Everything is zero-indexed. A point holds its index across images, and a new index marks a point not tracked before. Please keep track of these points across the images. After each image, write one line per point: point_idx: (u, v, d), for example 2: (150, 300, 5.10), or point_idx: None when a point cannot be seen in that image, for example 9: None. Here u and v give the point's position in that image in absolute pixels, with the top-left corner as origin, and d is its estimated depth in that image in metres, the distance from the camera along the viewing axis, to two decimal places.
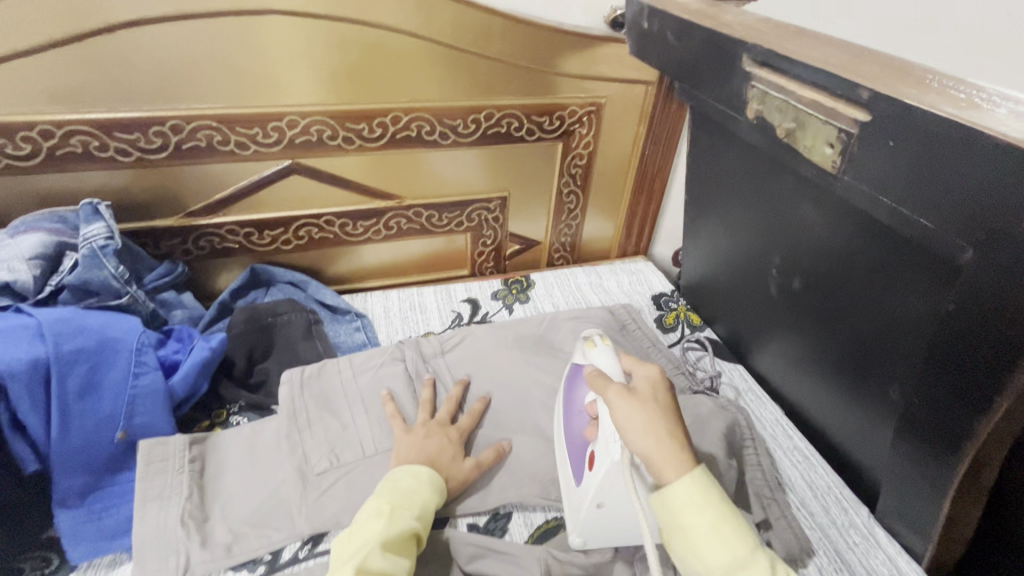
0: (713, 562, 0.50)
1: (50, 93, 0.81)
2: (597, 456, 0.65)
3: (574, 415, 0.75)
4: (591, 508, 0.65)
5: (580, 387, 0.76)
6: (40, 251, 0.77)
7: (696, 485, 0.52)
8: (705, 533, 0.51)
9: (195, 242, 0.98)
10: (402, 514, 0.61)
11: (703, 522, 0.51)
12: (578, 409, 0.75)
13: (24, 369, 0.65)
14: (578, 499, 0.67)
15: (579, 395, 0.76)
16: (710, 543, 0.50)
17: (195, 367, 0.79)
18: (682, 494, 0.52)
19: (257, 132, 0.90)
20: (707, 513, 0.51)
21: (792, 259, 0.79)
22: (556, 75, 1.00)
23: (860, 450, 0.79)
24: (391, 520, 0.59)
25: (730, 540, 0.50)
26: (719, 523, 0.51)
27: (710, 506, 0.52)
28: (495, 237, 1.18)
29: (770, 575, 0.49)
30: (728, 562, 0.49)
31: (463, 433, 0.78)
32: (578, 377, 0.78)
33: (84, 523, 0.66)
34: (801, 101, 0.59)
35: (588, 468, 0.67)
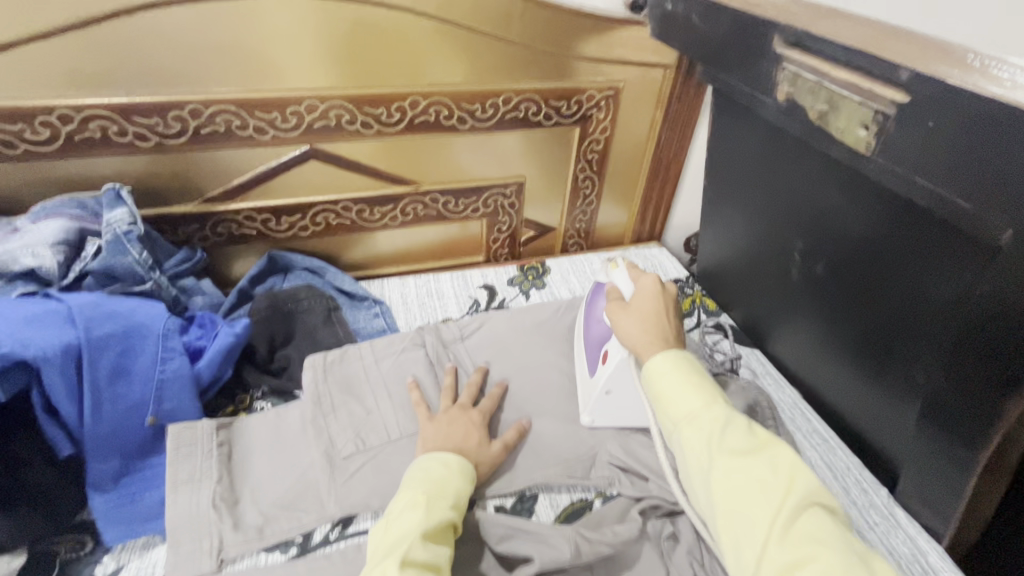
0: (679, 413, 0.58)
1: (69, 78, 0.80)
2: (610, 354, 0.76)
3: (593, 321, 0.85)
4: (601, 394, 0.78)
5: (598, 299, 0.86)
6: (63, 237, 0.77)
7: (670, 358, 0.62)
8: (672, 387, 0.59)
9: (213, 228, 0.98)
10: (438, 503, 0.62)
11: (673, 379, 0.60)
12: (596, 317, 0.84)
13: (57, 354, 0.64)
14: (591, 386, 0.80)
15: (598, 304, 0.85)
16: (677, 397, 0.58)
17: (221, 352, 0.79)
18: (659, 360, 0.62)
19: (276, 116, 0.89)
20: (679, 373, 0.60)
21: (816, 243, 0.80)
22: (575, 58, 0.99)
23: (880, 432, 0.80)
24: (428, 510, 0.60)
25: (693, 392, 0.58)
26: (688, 380, 0.59)
27: (682, 370, 0.60)
28: (510, 224, 1.18)
29: (727, 415, 0.56)
30: (691, 411, 0.57)
31: (485, 414, 0.78)
32: (598, 294, 0.87)
33: (116, 507, 0.67)
34: (836, 82, 0.59)
35: (602, 362, 0.78)
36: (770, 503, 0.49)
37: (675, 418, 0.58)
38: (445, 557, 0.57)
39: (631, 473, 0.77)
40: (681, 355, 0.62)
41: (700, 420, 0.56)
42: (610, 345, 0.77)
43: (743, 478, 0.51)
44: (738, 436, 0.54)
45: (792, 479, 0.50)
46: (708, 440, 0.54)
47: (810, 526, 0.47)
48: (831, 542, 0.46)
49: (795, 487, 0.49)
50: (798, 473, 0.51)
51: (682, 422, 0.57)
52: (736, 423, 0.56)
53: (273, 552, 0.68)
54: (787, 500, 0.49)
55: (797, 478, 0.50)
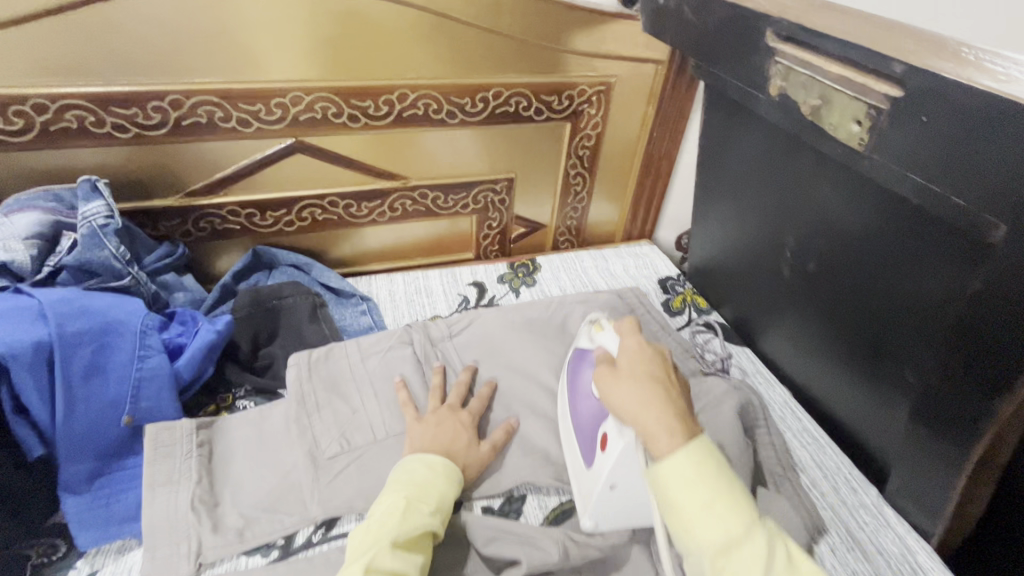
0: (709, 540, 0.48)
1: (44, 66, 0.77)
2: (609, 440, 0.65)
3: (581, 398, 0.75)
4: (604, 490, 0.65)
5: (583, 369, 0.77)
6: (37, 231, 0.74)
7: (691, 458, 0.51)
8: (699, 503, 0.49)
9: (196, 223, 0.95)
10: (419, 508, 0.60)
11: (697, 496, 0.49)
12: (584, 393, 0.75)
13: (26, 352, 0.62)
14: (591, 481, 0.67)
15: (584, 376, 0.76)
16: (706, 519, 0.48)
17: (201, 351, 0.77)
18: (681, 464, 0.51)
19: (260, 108, 0.87)
20: (703, 489, 0.50)
21: (808, 241, 0.79)
22: (566, 53, 0.98)
23: (870, 431, 0.80)
24: (405, 515, 0.58)
25: (723, 517, 0.48)
26: (714, 500, 0.49)
27: (708, 479, 0.50)
28: (501, 220, 1.17)
29: (765, 549, 0.47)
30: (726, 539, 0.47)
31: (474, 417, 0.77)
32: (583, 363, 0.77)
33: (91, 510, 0.64)
34: (829, 76, 0.58)
35: (601, 450, 0.67)
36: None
37: (705, 545, 0.48)
38: (417, 568, 0.55)
39: None
40: (706, 453, 0.52)
41: (738, 554, 0.46)
42: (606, 428, 0.67)
43: None
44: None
45: None
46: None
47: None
48: None
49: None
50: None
51: (713, 553, 0.47)
52: (776, 557, 0.47)
53: (253, 556, 0.66)
54: None
55: None
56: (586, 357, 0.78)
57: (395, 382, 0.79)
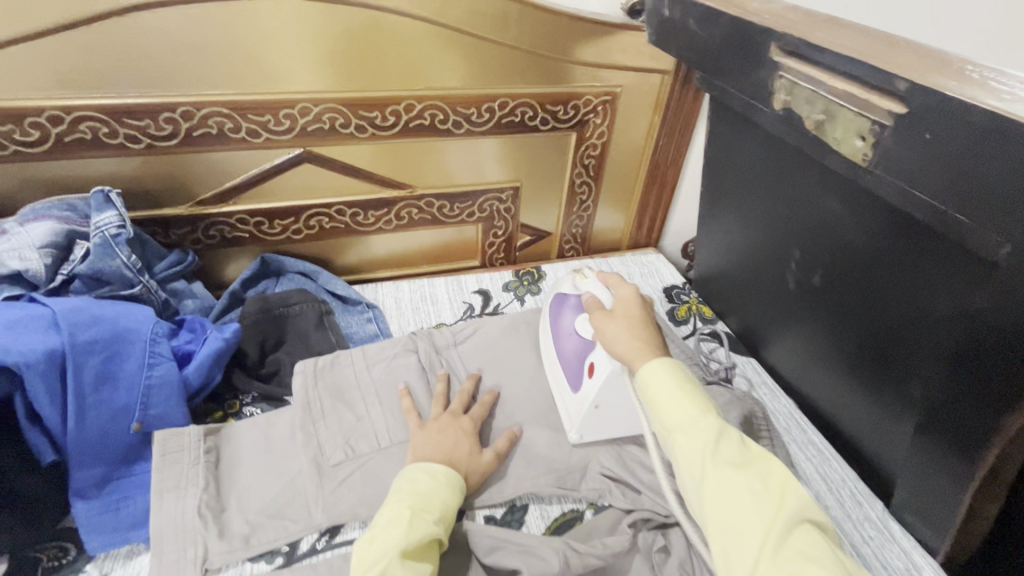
0: (672, 419, 0.56)
1: (59, 79, 0.79)
2: (598, 367, 0.73)
3: (565, 337, 0.81)
4: (590, 409, 0.74)
5: (565, 314, 0.82)
6: (51, 240, 0.76)
7: (660, 364, 0.60)
8: (666, 392, 0.57)
9: (205, 231, 0.97)
10: (423, 518, 0.61)
11: (664, 387, 0.58)
12: (567, 332, 0.81)
13: (40, 360, 0.63)
14: (578, 403, 0.76)
15: (566, 318, 0.82)
16: (670, 403, 0.57)
17: (209, 358, 0.78)
18: (652, 366, 0.60)
19: (269, 119, 0.89)
20: (669, 381, 0.58)
21: (812, 253, 0.79)
22: (572, 64, 0.98)
23: (876, 444, 0.79)
24: (411, 525, 0.59)
25: (684, 402, 0.56)
26: (677, 387, 0.57)
27: (675, 376, 0.59)
28: (506, 228, 1.17)
29: (719, 428, 0.54)
30: (686, 417, 0.55)
31: (476, 421, 0.77)
32: (564, 306, 0.84)
33: (99, 515, 0.66)
34: (833, 92, 0.58)
35: (588, 377, 0.75)
36: (762, 519, 0.48)
37: (668, 424, 0.56)
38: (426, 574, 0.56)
39: (622, 484, 0.76)
40: (677, 362, 0.61)
41: (695, 429, 0.54)
42: (594, 357, 0.75)
43: (736, 493, 0.50)
44: (731, 450, 0.53)
45: (791, 493, 0.49)
46: (702, 450, 0.53)
47: (801, 543, 0.46)
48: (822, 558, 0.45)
49: (787, 504, 0.48)
50: (788, 488, 0.50)
51: (676, 429, 0.55)
52: (727, 434, 0.54)
53: (258, 562, 0.67)
54: (778, 517, 0.47)
55: (789, 491, 0.49)
56: (565, 300, 0.84)
57: (399, 390, 0.80)
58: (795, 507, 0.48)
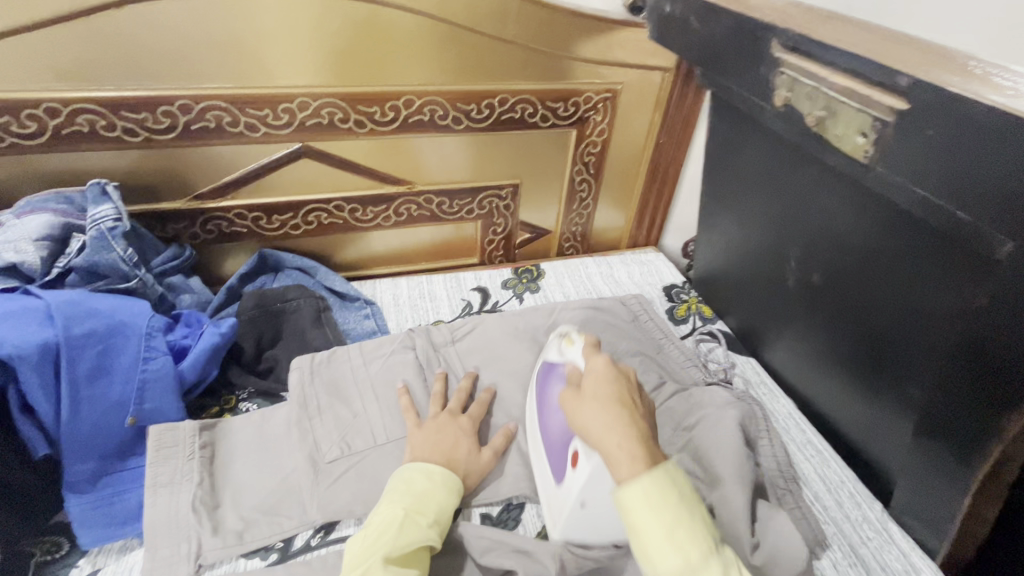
0: (667, 570, 0.48)
1: (56, 71, 0.78)
2: (580, 459, 0.62)
3: (548, 414, 0.71)
4: (574, 508, 0.63)
5: (553, 384, 0.73)
6: (47, 233, 0.75)
7: (644, 493, 0.50)
8: (657, 533, 0.49)
9: (203, 226, 0.97)
10: (416, 521, 0.60)
11: (660, 523, 0.49)
12: (551, 407, 0.71)
13: (33, 352, 0.63)
14: (562, 499, 0.65)
15: (552, 390, 0.72)
16: (664, 548, 0.48)
17: (205, 353, 0.77)
18: (637, 496, 0.50)
19: (268, 113, 0.88)
20: (664, 514, 0.49)
21: (812, 252, 0.78)
22: (572, 60, 0.98)
23: (875, 446, 0.79)
24: (401, 529, 0.58)
25: (683, 544, 0.48)
26: (675, 526, 0.49)
27: (663, 510, 0.49)
28: (505, 226, 1.17)
29: None
30: (683, 569, 0.47)
31: (474, 421, 0.77)
32: (551, 375, 0.74)
33: (93, 510, 0.65)
34: (833, 88, 0.58)
35: (571, 467, 0.64)
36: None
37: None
38: None
39: None
40: (668, 487, 0.51)
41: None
42: (576, 446, 0.64)
43: None
44: None
45: None
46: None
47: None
48: None
49: None
50: None
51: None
52: None
53: (253, 558, 0.66)
54: None
55: None
56: (554, 370, 0.74)
57: (398, 387, 0.80)
58: None
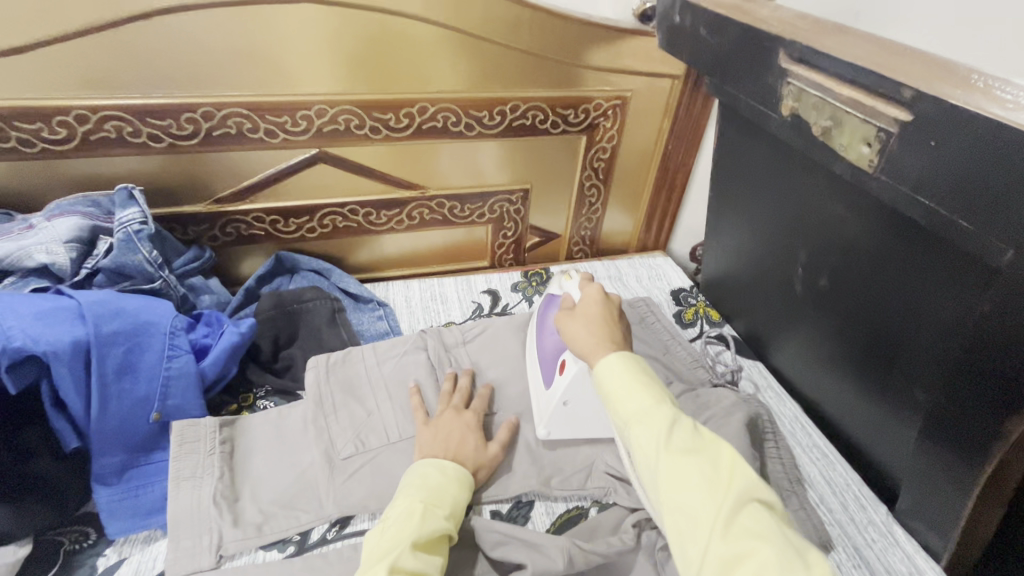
0: (627, 411, 0.56)
1: (86, 80, 0.82)
2: (568, 365, 0.76)
3: (547, 334, 0.83)
4: (558, 405, 0.76)
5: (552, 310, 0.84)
6: (76, 235, 0.78)
7: (615, 359, 0.61)
8: (620, 385, 0.58)
9: (222, 228, 1.00)
10: (434, 513, 0.62)
11: (619, 378, 0.58)
12: (550, 329, 0.83)
13: (66, 350, 0.65)
14: (548, 399, 0.78)
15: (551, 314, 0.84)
16: (625, 396, 0.57)
17: (225, 352, 0.80)
18: (608, 362, 0.61)
19: (286, 120, 0.91)
20: (622, 372, 0.59)
21: (819, 258, 0.80)
22: (583, 68, 1.00)
23: (881, 449, 0.80)
24: (424, 519, 0.60)
25: (637, 391, 0.57)
26: (632, 378, 0.58)
27: (628, 371, 0.59)
28: (515, 230, 1.19)
29: (671, 414, 0.54)
30: (638, 408, 0.55)
31: (479, 416, 0.79)
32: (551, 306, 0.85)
33: (119, 501, 0.68)
34: (839, 99, 0.59)
35: (560, 373, 0.77)
36: (711, 500, 0.47)
37: (624, 417, 0.56)
38: (436, 568, 0.57)
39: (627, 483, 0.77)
40: (633, 358, 0.61)
41: (647, 418, 0.54)
42: (566, 355, 0.77)
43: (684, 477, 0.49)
44: (681, 435, 0.52)
45: (743, 480, 0.48)
46: (653, 437, 0.52)
47: (750, 516, 0.45)
48: (771, 535, 0.44)
49: (735, 482, 0.47)
50: (738, 469, 0.49)
51: (630, 420, 0.55)
52: (680, 421, 0.54)
53: (271, 550, 0.69)
54: (727, 498, 0.46)
55: (737, 474, 0.48)
56: (553, 300, 0.86)
57: (410, 387, 0.81)
58: (744, 488, 0.47)
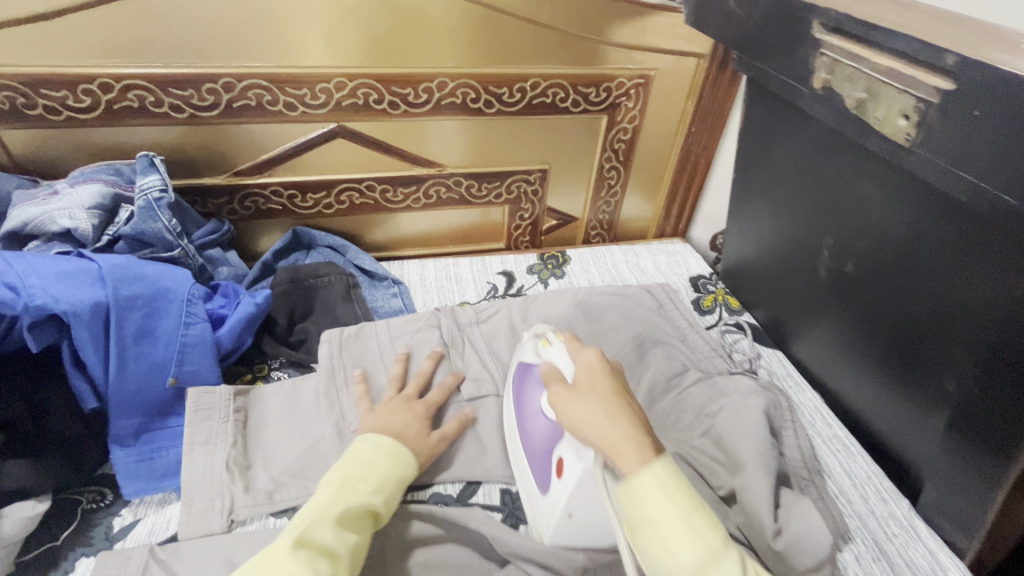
0: (687, 558, 0.46)
1: (109, 48, 0.82)
2: (566, 467, 0.62)
3: (530, 420, 0.72)
4: (562, 517, 0.63)
5: (531, 391, 0.73)
6: (98, 202, 0.79)
7: (660, 482, 0.49)
8: (674, 528, 0.47)
9: (241, 202, 1.00)
10: (355, 488, 0.60)
11: (672, 512, 0.48)
12: (533, 414, 0.71)
13: (86, 310, 0.66)
14: (548, 508, 0.65)
15: (533, 396, 0.72)
16: (681, 543, 0.46)
17: (241, 321, 0.80)
18: (649, 488, 0.49)
19: (305, 93, 0.91)
20: (678, 503, 0.48)
21: (847, 242, 0.77)
22: (606, 45, 0.97)
23: (904, 441, 0.77)
24: (339, 494, 0.59)
25: (702, 532, 0.47)
26: (691, 514, 0.48)
27: (678, 498, 0.48)
28: (533, 212, 1.18)
29: (740, 569, 0.46)
30: (704, 559, 0.46)
31: (429, 407, 0.76)
32: (527, 379, 0.75)
33: (137, 463, 0.69)
34: (875, 70, 0.56)
35: (557, 476, 0.64)
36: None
37: (684, 568, 0.46)
38: (348, 545, 0.55)
39: None
40: (676, 471, 0.51)
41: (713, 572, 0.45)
42: (563, 452, 0.64)
43: None
44: None
45: None
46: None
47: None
48: None
49: None
50: None
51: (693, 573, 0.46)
52: None
53: (281, 517, 0.69)
54: None
55: None
56: (529, 371, 0.75)
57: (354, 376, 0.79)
58: None
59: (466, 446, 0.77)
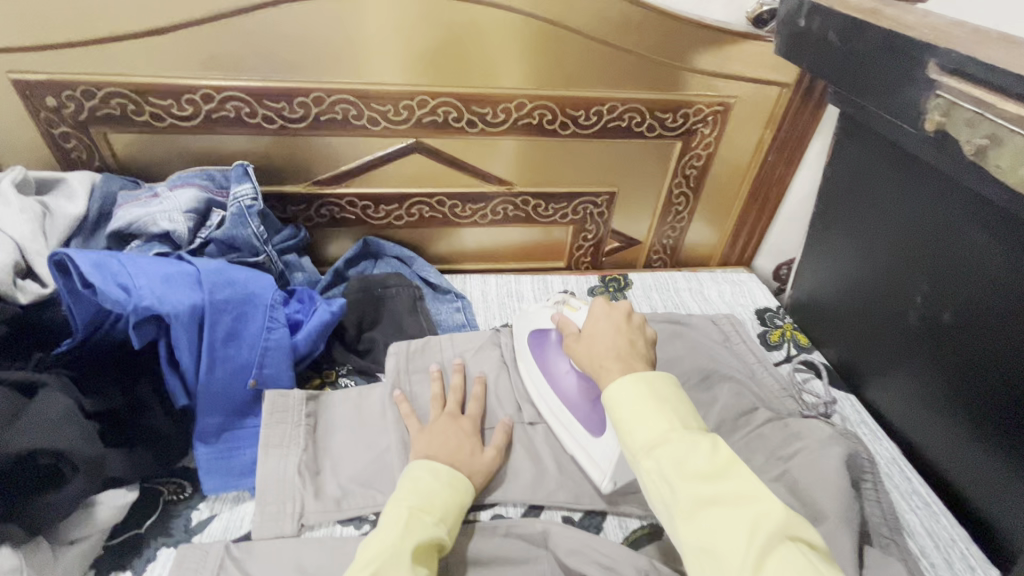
0: (639, 441, 0.53)
1: (212, 62, 0.86)
2: None
3: (559, 379, 0.80)
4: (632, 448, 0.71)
5: (556, 355, 0.82)
6: (193, 206, 0.84)
7: (630, 385, 0.56)
8: (634, 412, 0.54)
9: (317, 210, 1.04)
10: (420, 518, 0.60)
11: (628, 404, 0.55)
12: (561, 374, 0.80)
13: (185, 312, 0.69)
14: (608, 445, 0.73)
15: (556, 363, 0.81)
16: (639, 425, 0.53)
17: (317, 328, 0.83)
18: (619, 387, 0.57)
19: (389, 109, 0.93)
20: (635, 399, 0.55)
21: (948, 291, 0.73)
22: (688, 71, 0.96)
23: (999, 513, 0.71)
24: (408, 526, 0.59)
25: (650, 418, 0.53)
26: (645, 406, 0.54)
27: (639, 397, 0.55)
28: (597, 233, 1.17)
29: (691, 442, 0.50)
30: (658, 436, 0.52)
31: (475, 423, 0.77)
32: (545, 345, 0.84)
33: (217, 460, 0.72)
34: (999, 114, 0.53)
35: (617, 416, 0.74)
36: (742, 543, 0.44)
37: (638, 447, 0.53)
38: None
39: None
40: (643, 375, 0.57)
41: (663, 450, 0.51)
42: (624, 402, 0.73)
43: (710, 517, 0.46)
44: (701, 469, 0.49)
45: (770, 515, 0.45)
46: (673, 466, 0.50)
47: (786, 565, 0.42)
48: None
49: (765, 521, 0.45)
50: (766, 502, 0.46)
51: (642, 452, 0.52)
52: (704, 446, 0.50)
53: (348, 526, 0.70)
54: (755, 539, 0.44)
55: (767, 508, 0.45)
56: (546, 338, 0.84)
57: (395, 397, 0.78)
58: (777, 526, 0.44)
59: (527, 468, 0.76)
